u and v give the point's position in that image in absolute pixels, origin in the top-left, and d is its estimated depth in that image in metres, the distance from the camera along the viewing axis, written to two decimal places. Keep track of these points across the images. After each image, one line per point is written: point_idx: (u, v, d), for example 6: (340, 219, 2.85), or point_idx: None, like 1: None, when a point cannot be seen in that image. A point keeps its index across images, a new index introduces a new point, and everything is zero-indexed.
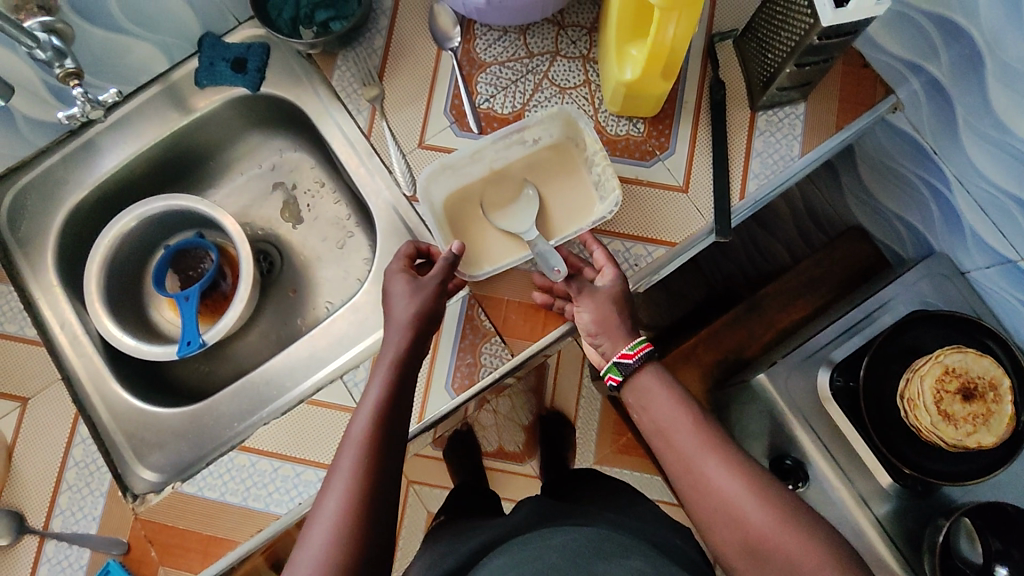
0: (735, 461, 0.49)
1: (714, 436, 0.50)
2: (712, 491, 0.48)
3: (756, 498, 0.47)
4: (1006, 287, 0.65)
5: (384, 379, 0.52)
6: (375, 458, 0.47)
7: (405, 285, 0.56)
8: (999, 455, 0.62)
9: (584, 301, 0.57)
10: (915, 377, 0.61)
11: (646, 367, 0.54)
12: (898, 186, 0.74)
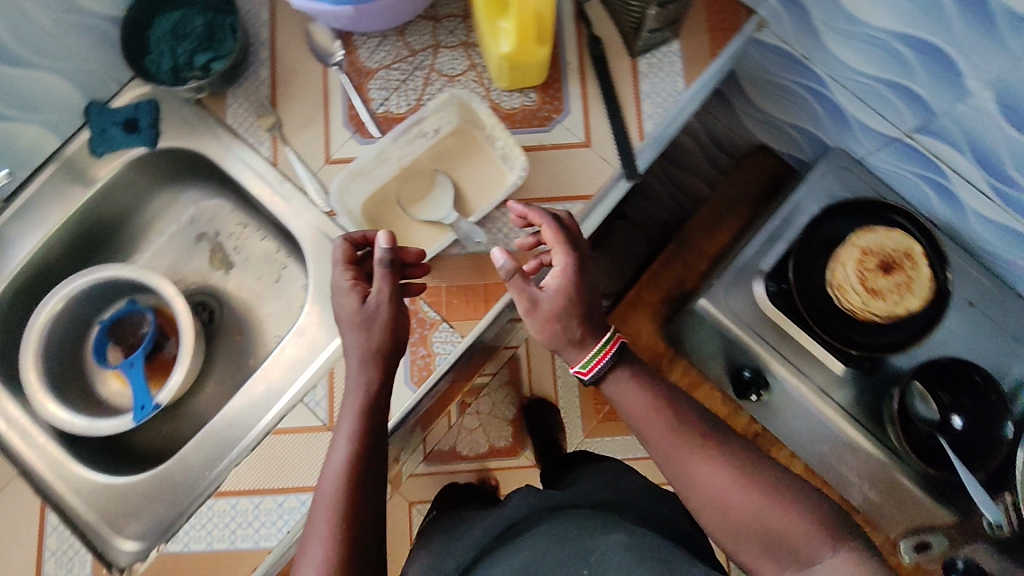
0: (716, 455, 0.51)
1: (695, 435, 0.52)
2: (703, 490, 0.51)
3: (742, 487, 0.50)
4: (901, 161, 0.71)
5: (354, 424, 0.54)
6: (354, 502, 0.51)
7: (365, 315, 0.55)
8: (931, 317, 0.66)
9: (537, 308, 0.54)
10: (839, 265, 0.65)
11: (613, 370, 0.56)
12: (784, 98, 0.78)
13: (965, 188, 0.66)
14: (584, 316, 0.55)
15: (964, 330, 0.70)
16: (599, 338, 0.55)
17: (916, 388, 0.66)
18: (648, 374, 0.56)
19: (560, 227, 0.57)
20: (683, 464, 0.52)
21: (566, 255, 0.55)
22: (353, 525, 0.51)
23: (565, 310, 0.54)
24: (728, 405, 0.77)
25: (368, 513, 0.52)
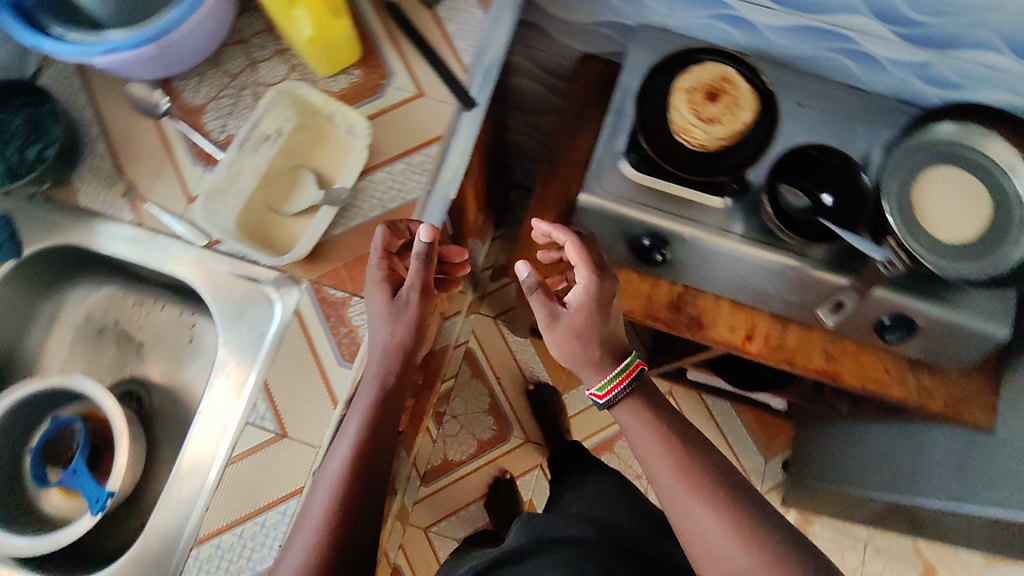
0: (712, 499, 0.60)
1: (696, 480, 0.62)
2: (697, 529, 0.60)
3: (735, 535, 0.58)
4: (693, 12, 0.79)
5: (367, 407, 0.60)
6: (360, 479, 0.57)
7: (404, 308, 0.62)
8: (765, 123, 0.75)
9: (557, 319, 0.68)
10: (676, 112, 0.73)
11: (629, 396, 0.69)
12: (583, 2, 0.84)
13: (752, 10, 0.76)
14: (599, 337, 0.68)
15: (802, 129, 0.80)
16: (614, 369, 0.68)
17: (783, 185, 0.75)
18: (656, 418, 0.67)
19: (592, 266, 0.68)
20: (687, 525, 0.60)
21: (590, 277, 0.68)
22: (356, 501, 0.56)
23: (583, 330, 0.68)
24: (648, 283, 0.85)
25: (370, 492, 0.57)
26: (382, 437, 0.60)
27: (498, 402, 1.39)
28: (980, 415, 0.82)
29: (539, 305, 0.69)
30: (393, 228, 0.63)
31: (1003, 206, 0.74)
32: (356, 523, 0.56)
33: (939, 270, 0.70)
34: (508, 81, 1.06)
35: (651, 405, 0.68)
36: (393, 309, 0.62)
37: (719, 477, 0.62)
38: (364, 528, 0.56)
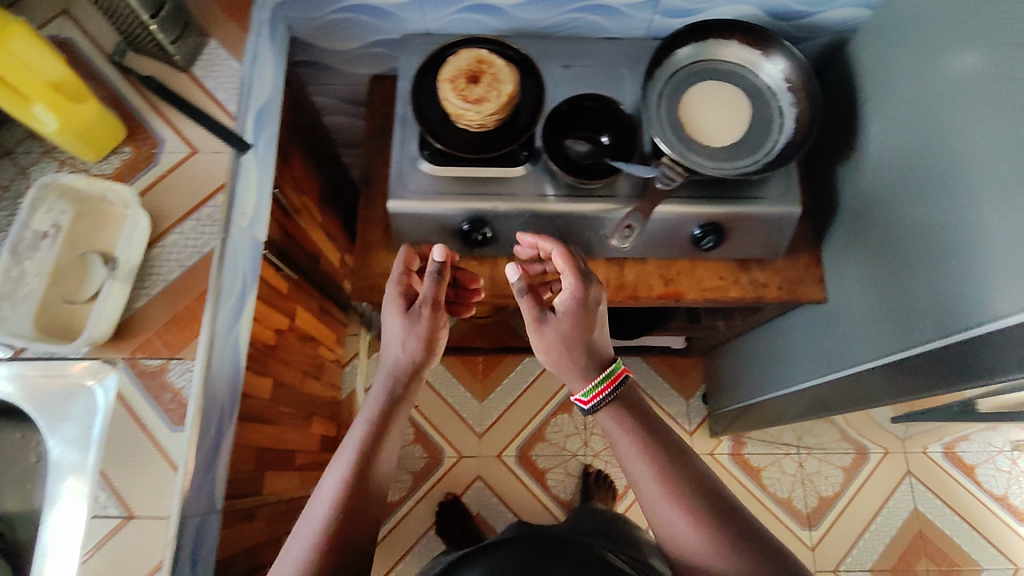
0: (709, 523, 0.63)
1: (683, 494, 0.65)
2: (686, 547, 0.64)
3: (721, 555, 0.62)
4: (443, 10, 0.84)
5: (372, 410, 0.70)
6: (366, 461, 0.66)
7: (416, 325, 0.73)
8: (531, 89, 0.81)
9: (545, 325, 0.72)
10: (447, 102, 0.77)
11: (606, 406, 0.72)
12: (345, 29, 0.88)
13: None
14: (584, 345, 0.71)
15: (574, 85, 0.86)
16: (594, 373, 0.71)
17: (565, 140, 0.81)
18: (643, 429, 0.69)
19: (578, 267, 0.72)
20: (667, 534, 0.65)
21: (575, 281, 0.71)
22: (356, 504, 0.64)
23: (569, 340, 0.71)
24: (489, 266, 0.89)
25: (366, 478, 0.66)
26: (382, 456, 0.68)
27: (422, 428, 1.40)
28: (811, 291, 0.89)
29: (529, 310, 0.73)
30: (410, 255, 0.78)
31: (759, 101, 0.82)
32: (353, 522, 0.63)
33: (716, 172, 0.77)
34: (319, 121, 1.09)
35: (634, 412, 0.71)
36: (411, 326, 0.73)
37: (714, 507, 0.65)
38: (360, 535, 0.63)
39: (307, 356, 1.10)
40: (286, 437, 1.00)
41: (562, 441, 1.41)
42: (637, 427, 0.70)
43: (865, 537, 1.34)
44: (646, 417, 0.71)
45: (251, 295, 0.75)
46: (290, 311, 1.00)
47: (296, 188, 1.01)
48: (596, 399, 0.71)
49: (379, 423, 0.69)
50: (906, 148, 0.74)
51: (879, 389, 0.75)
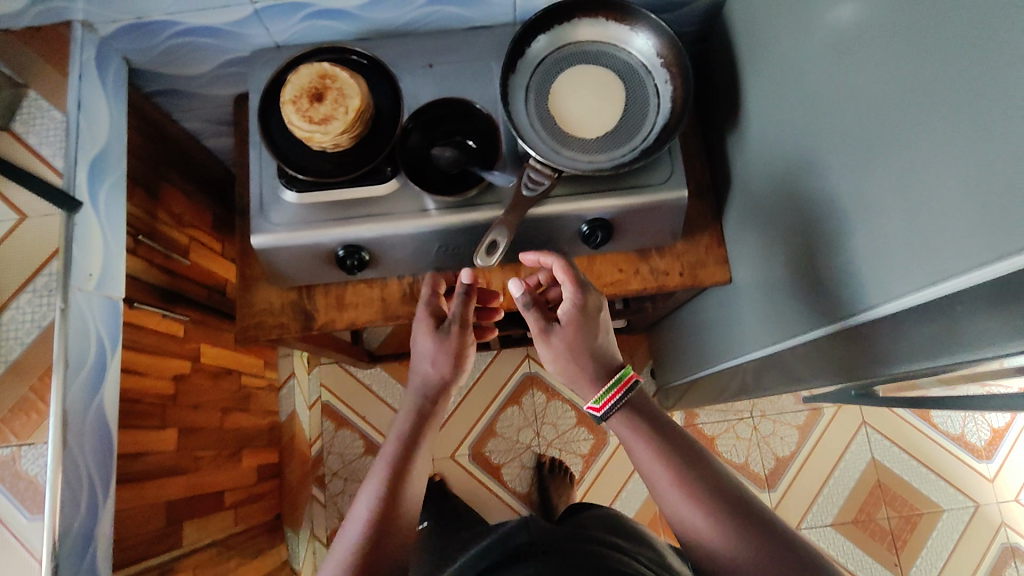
0: (732, 520, 0.60)
1: (703, 488, 0.62)
2: (708, 545, 0.61)
3: (745, 551, 0.59)
4: (285, 21, 0.77)
5: (407, 422, 0.72)
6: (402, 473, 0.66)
7: (441, 345, 0.75)
8: (388, 97, 0.76)
9: (551, 336, 0.73)
10: (292, 126, 0.71)
11: (615, 414, 0.70)
12: (189, 54, 0.81)
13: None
14: (595, 354, 0.71)
15: (439, 87, 0.80)
16: (607, 381, 0.70)
17: (434, 145, 0.75)
18: (662, 423, 0.68)
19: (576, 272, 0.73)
20: (691, 538, 0.62)
21: (575, 287, 0.72)
22: (381, 530, 0.62)
23: (578, 349, 0.71)
24: (378, 287, 0.85)
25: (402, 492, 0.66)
26: (412, 481, 0.67)
27: (371, 440, 1.35)
28: (715, 273, 0.85)
29: (535, 321, 0.74)
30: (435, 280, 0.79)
31: (633, 82, 0.76)
32: (381, 548, 0.62)
33: (589, 169, 0.73)
34: (198, 147, 1.03)
35: (648, 412, 0.69)
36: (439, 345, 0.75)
37: (732, 503, 0.62)
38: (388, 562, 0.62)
39: (225, 391, 1.07)
40: (209, 480, 0.98)
41: (515, 435, 1.39)
42: (648, 427, 0.68)
43: (825, 491, 1.37)
44: (659, 417, 0.70)
45: (115, 358, 0.72)
46: (192, 353, 0.97)
47: (178, 224, 0.96)
48: (609, 405, 0.69)
49: (410, 441, 0.70)
50: (784, 122, 0.70)
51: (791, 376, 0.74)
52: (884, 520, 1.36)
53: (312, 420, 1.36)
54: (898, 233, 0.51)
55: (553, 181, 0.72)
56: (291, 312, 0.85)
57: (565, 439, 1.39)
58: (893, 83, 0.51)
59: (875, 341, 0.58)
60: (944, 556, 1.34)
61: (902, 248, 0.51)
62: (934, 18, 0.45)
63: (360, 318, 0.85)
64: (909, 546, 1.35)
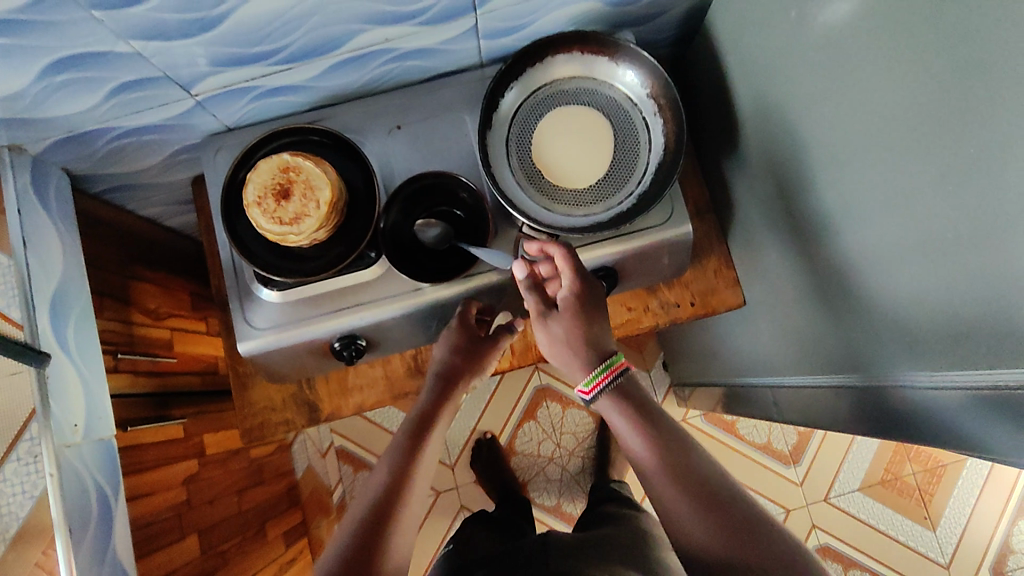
0: (702, 485, 0.58)
1: (679, 456, 0.61)
2: (676, 508, 0.58)
3: (713, 517, 0.56)
4: (232, 105, 0.71)
5: (404, 432, 0.73)
6: (394, 475, 0.68)
7: (467, 342, 0.74)
8: (361, 175, 0.70)
9: (547, 320, 0.69)
10: (263, 229, 0.65)
11: (603, 396, 0.67)
12: (134, 152, 0.74)
13: (277, 78, 0.68)
14: (592, 341, 0.68)
15: (413, 150, 0.74)
16: (597, 365, 0.67)
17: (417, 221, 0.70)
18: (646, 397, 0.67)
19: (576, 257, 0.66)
20: (669, 526, 0.58)
21: (574, 275, 0.66)
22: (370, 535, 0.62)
23: (573, 334, 0.68)
24: (379, 366, 0.81)
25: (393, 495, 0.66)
26: (409, 495, 0.67)
27: None
28: (726, 297, 0.83)
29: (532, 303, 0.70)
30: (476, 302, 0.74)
31: (620, 119, 0.71)
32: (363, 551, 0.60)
33: (587, 226, 0.68)
34: (160, 229, 0.96)
35: (633, 390, 0.67)
36: (458, 341, 0.74)
37: (705, 477, 0.59)
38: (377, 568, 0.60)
39: (237, 472, 1.03)
40: (240, 569, 0.95)
41: (535, 449, 1.38)
42: (627, 409, 0.65)
43: (849, 458, 1.39)
44: (641, 397, 0.66)
45: (120, 501, 0.67)
46: (197, 449, 0.92)
47: (155, 320, 0.90)
48: (598, 389, 0.66)
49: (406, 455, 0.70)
50: (788, 149, 0.65)
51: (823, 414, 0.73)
52: (910, 477, 1.38)
53: (327, 468, 1.37)
54: (934, 291, 0.48)
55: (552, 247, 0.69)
56: (293, 404, 0.80)
57: (586, 446, 1.38)
58: (911, 131, 0.46)
59: (912, 410, 0.55)
60: (971, 503, 1.37)
61: (945, 313, 0.48)
62: (957, 70, 0.41)
63: (367, 400, 0.82)
64: (936, 498, 1.37)
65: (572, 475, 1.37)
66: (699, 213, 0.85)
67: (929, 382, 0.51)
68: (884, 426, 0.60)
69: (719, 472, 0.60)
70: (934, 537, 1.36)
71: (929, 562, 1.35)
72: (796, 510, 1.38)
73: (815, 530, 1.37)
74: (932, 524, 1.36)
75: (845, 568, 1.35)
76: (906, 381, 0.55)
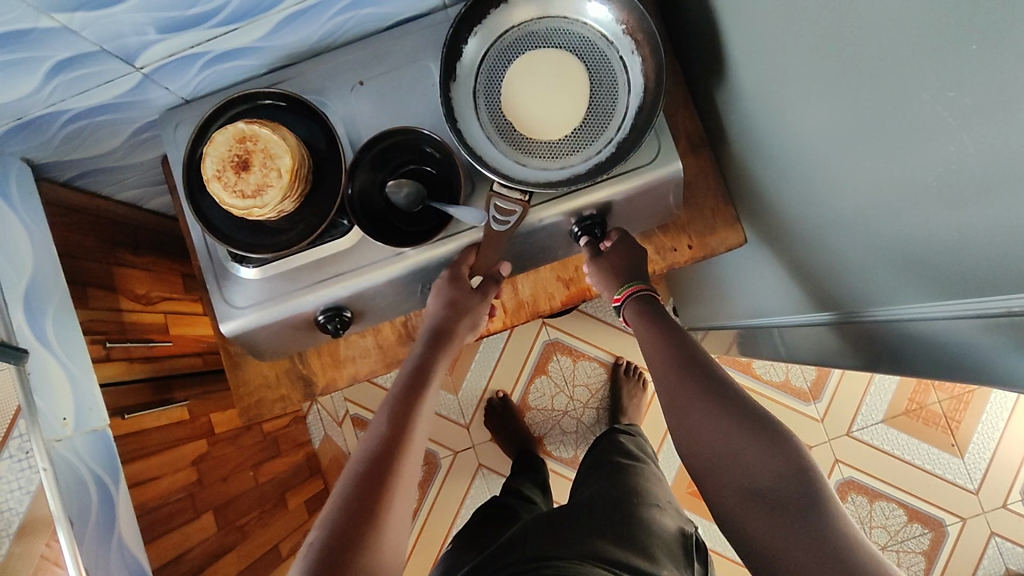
0: (731, 405, 0.59)
1: (712, 380, 0.61)
2: (702, 427, 0.59)
3: (736, 433, 0.57)
4: (184, 75, 0.67)
5: (408, 378, 0.68)
6: (401, 421, 0.63)
7: (465, 297, 0.71)
8: (325, 138, 0.68)
9: (607, 255, 0.72)
10: (225, 204, 0.62)
11: (632, 302, 0.71)
12: (94, 136, 0.71)
13: (224, 42, 0.63)
14: (625, 261, 0.72)
15: (379, 106, 0.70)
16: (627, 278, 0.71)
17: (386, 183, 0.67)
18: (674, 322, 0.68)
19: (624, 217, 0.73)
20: (689, 442, 0.60)
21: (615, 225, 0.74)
22: (377, 469, 0.58)
23: (624, 266, 0.72)
24: (370, 335, 0.80)
25: (395, 443, 0.61)
26: (414, 442, 0.63)
27: None
28: (728, 237, 0.78)
29: (600, 251, 0.73)
30: (472, 264, 0.70)
31: (595, 59, 0.66)
32: (369, 486, 0.57)
33: (564, 178, 0.64)
34: (142, 212, 0.93)
35: (655, 306, 0.70)
36: (454, 295, 0.70)
37: (732, 394, 0.60)
38: (386, 504, 0.57)
39: (251, 447, 1.03)
40: (260, 543, 0.96)
41: (549, 404, 1.37)
42: (655, 327, 0.68)
43: (871, 391, 1.36)
44: (659, 310, 0.70)
45: (121, 487, 0.68)
46: (205, 429, 0.91)
47: (146, 304, 0.89)
48: (628, 296, 0.71)
49: (406, 393, 0.67)
50: (778, 68, 0.59)
51: (840, 355, 0.71)
52: (936, 405, 1.35)
53: (346, 436, 1.35)
54: (956, 210, 0.43)
55: (524, 207, 0.64)
56: (288, 377, 0.79)
57: (600, 397, 1.36)
58: (907, 31, 0.40)
59: (936, 346, 0.53)
60: (1000, 427, 1.33)
61: (964, 232, 0.43)
62: None
63: (361, 371, 0.81)
64: (964, 425, 1.34)
65: (588, 426, 1.36)
66: (693, 148, 0.79)
67: (950, 311, 0.48)
68: (919, 364, 0.56)
69: (729, 377, 0.62)
70: (962, 464, 1.33)
71: (957, 489, 1.32)
72: (818, 446, 1.35)
73: (838, 465, 1.35)
74: (959, 451, 1.33)
75: (870, 500, 1.33)
76: (932, 312, 0.51)
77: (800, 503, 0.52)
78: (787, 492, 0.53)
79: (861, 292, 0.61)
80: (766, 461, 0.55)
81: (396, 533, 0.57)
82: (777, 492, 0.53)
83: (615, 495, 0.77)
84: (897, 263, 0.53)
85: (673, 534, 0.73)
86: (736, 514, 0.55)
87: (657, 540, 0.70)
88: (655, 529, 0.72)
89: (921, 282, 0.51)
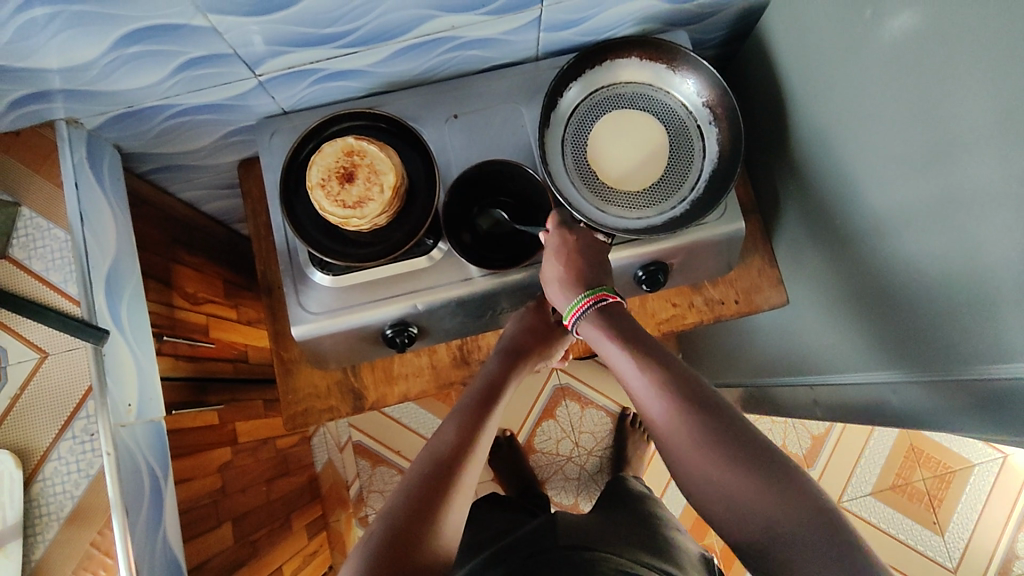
0: (729, 435, 0.51)
1: (699, 404, 0.53)
2: (692, 455, 0.51)
3: (737, 464, 0.49)
4: (292, 88, 0.70)
5: (477, 393, 0.69)
6: (465, 433, 0.63)
7: (543, 325, 0.76)
8: (419, 160, 0.71)
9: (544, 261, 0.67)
10: (323, 211, 0.65)
11: (584, 325, 0.63)
12: (188, 134, 0.74)
13: (340, 62, 0.68)
14: (577, 261, 0.64)
15: (469, 141, 0.75)
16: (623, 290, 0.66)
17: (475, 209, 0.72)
18: (640, 335, 0.59)
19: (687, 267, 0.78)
20: (684, 470, 0.52)
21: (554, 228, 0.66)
22: (438, 475, 0.58)
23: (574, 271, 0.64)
24: (425, 355, 0.81)
25: (461, 452, 0.61)
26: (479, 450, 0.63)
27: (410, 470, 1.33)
28: (770, 296, 0.84)
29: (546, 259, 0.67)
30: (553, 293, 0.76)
31: (674, 126, 0.72)
32: (433, 489, 0.57)
33: (640, 228, 0.69)
34: (198, 214, 0.95)
35: (618, 316, 0.62)
36: (534, 321, 0.76)
37: (729, 423, 0.51)
38: (446, 505, 0.57)
39: (265, 462, 1.01)
40: (268, 560, 0.93)
41: (554, 448, 1.38)
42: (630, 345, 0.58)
43: (861, 462, 1.41)
44: (625, 318, 0.61)
45: (168, 482, 0.67)
46: (230, 436, 0.90)
47: (193, 304, 0.89)
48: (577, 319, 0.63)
49: (482, 403, 0.68)
50: (844, 152, 0.65)
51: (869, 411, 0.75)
52: (921, 482, 1.40)
53: (345, 462, 1.34)
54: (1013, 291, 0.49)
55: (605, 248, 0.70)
56: (339, 387, 0.80)
57: (605, 446, 1.38)
58: (986, 132, 0.46)
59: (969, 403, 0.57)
60: (978, 509, 1.39)
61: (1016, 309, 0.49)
62: None
63: (412, 390, 0.82)
64: (946, 504, 1.39)
65: (591, 474, 1.37)
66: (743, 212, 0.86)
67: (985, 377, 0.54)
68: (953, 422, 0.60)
69: (722, 400, 0.53)
70: (943, 543, 1.38)
71: (936, 567, 1.37)
72: None
73: None
74: (940, 529, 1.38)
75: None
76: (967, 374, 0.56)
77: (821, 541, 0.45)
78: (805, 529, 0.45)
79: (898, 361, 0.66)
80: (783, 497, 0.47)
81: (453, 536, 0.57)
82: (794, 529, 0.46)
83: (643, 517, 0.80)
84: (938, 335, 0.58)
85: (696, 555, 0.75)
86: (753, 544, 0.48)
87: (680, 553, 0.72)
88: (677, 544, 0.74)
89: (960, 355, 0.56)
